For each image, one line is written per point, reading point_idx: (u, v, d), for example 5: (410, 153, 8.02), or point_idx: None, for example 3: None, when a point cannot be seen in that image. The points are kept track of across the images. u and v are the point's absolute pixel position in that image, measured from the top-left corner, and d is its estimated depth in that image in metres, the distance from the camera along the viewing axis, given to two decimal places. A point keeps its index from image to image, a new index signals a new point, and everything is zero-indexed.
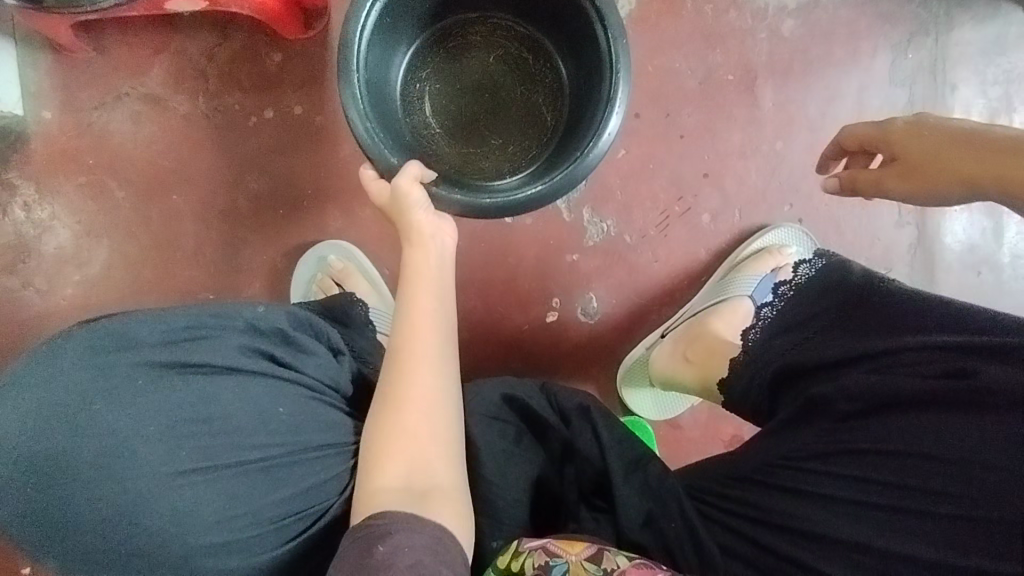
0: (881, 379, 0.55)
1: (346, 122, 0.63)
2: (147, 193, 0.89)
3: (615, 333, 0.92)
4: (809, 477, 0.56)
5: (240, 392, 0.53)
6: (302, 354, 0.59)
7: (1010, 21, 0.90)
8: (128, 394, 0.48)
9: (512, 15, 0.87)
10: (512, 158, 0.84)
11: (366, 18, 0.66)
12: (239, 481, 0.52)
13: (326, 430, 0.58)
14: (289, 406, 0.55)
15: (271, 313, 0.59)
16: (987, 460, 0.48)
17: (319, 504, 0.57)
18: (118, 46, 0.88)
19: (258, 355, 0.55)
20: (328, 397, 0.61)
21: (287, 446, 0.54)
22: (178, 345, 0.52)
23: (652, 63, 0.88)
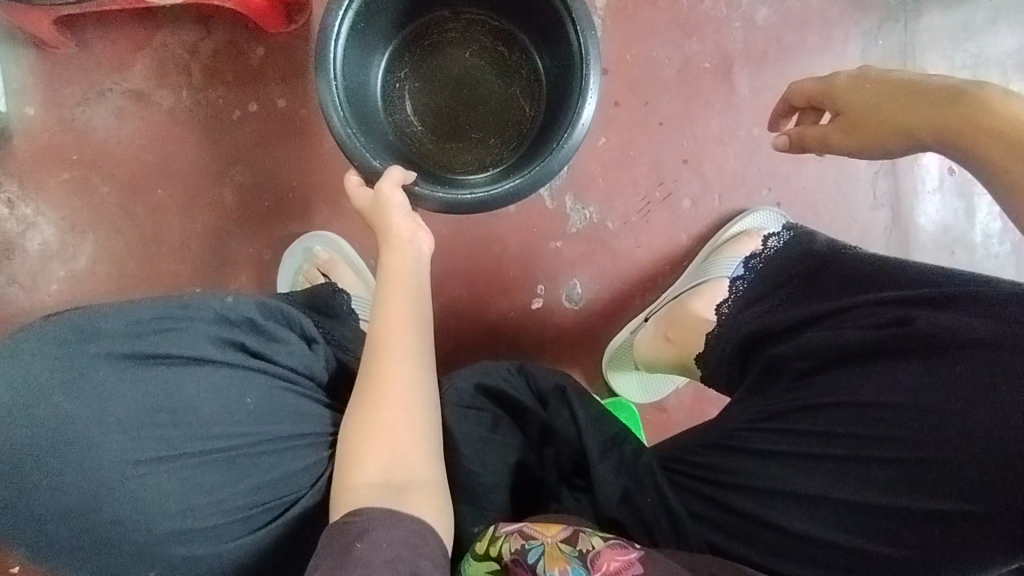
0: (831, 336, 0.56)
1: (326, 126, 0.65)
2: (131, 188, 0.89)
3: (600, 319, 0.93)
4: (769, 438, 0.57)
5: (203, 383, 0.53)
6: (275, 344, 0.59)
7: (976, 6, 0.93)
8: (89, 384, 0.49)
9: (487, 12, 0.88)
10: (494, 152, 0.87)
11: (341, 28, 0.70)
12: (206, 471, 0.52)
13: (298, 420, 0.59)
14: (256, 395, 0.56)
15: (241, 303, 0.59)
16: (931, 405, 0.49)
17: (293, 494, 0.58)
18: (100, 42, 0.88)
19: (227, 346, 0.56)
20: (301, 385, 0.61)
21: (257, 435, 0.55)
22: (144, 337, 0.52)
23: (630, 52, 0.90)
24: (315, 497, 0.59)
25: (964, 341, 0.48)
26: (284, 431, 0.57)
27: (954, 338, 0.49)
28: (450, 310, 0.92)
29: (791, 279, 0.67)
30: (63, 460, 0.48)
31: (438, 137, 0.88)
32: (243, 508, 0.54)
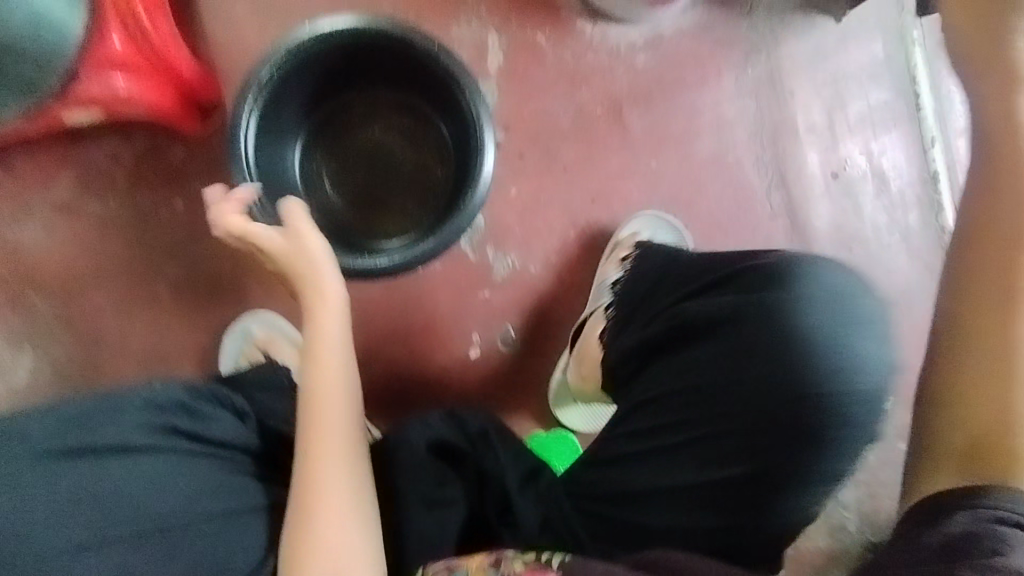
0: (664, 335, 0.71)
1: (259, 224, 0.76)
2: (68, 297, 0.92)
3: (537, 357, 0.99)
4: (634, 439, 0.68)
5: (131, 465, 0.55)
6: (207, 422, 0.62)
7: (827, 30, 1.03)
8: (20, 478, 0.51)
9: (386, 88, 0.93)
10: (413, 216, 0.94)
11: (250, 126, 0.79)
12: (142, 555, 0.52)
13: (237, 496, 0.59)
14: (186, 475, 0.57)
15: (170, 388, 0.62)
16: (743, 357, 0.65)
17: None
18: (26, 163, 0.92)
19: (158, 430, 0.58)
20: (235, 459, 0.63)
21: (198, 513, 0.55)
22: (71, 433, 0.55)
23: (527, 108, 0.97)
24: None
25: (759, 302, 0.66)
26: (219, 508, 0.57)
27: (771, 310, 0.65)
28: (393, 368, 0.97)
29: (650, 291, 0.79)
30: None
31: (358, 209, 0.95)
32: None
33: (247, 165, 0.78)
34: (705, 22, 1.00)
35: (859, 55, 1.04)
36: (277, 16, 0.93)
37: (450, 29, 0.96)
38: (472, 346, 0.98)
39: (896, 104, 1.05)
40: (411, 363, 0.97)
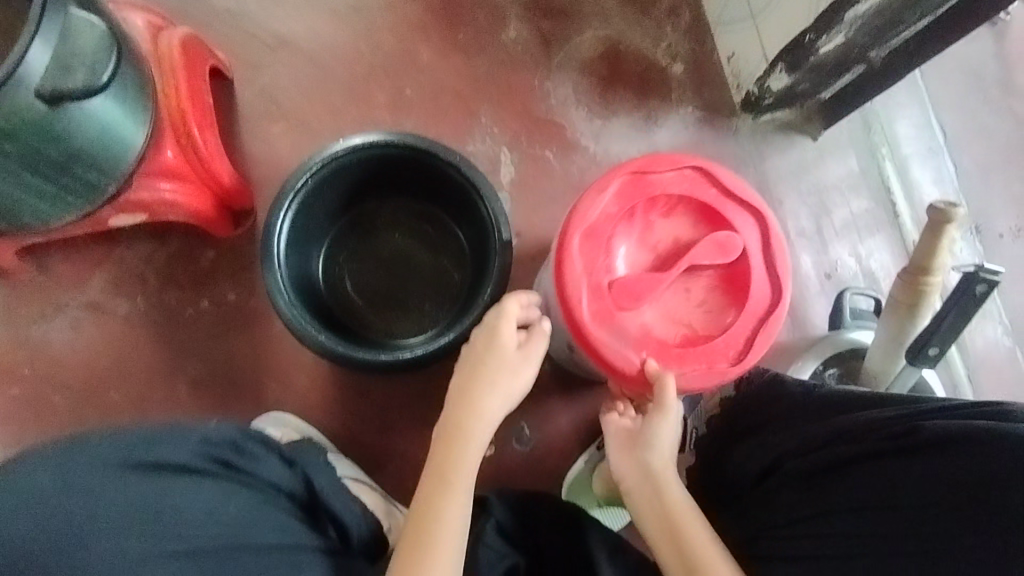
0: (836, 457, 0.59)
1: (292, 326, 0.82)
2: (85, 393, 0.93)
3: (553, 450, 0.99)
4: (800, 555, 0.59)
5: (158, 483, 0.61)
6: (256, 460, 0.69)
7: (806, 147, 1.14)
8: (77, 482, 0.58)
9: (409, 200, 1.01)
10: (431, 315, 0.99)
11: (283, 225, 0.85)
12: (209, 501, 0.62)
13: (275, 475, 0.71)
14: (236, 499, 0.64)
15: (223, 427, 0.69)
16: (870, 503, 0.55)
17: (267, 534, 0.63)
18: (61, 263, 0.96)
19: (210, 460, 0.66)
20: (277, 497, 0.69)
21: (228, 491, 0.64)
22: (221, 448, 0.67)
23: (537, 213, 1.05)
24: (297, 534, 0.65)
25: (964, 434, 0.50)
26: (257, 537, 0.62)
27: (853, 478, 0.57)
28: (407, 466, 0.96)
29: (773, 415, 0.70)
30: (103, 520, 0.57)
31: (376, 309, 0.99)
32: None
33: (278, 265, 0.84)
34: (697, 141, 1.11)
35: (837, 169, 1.14)
36: (312, 136, 1.03)
37: (467, 146, 1.06)
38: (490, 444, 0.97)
39: (876, 212, 1.14)
40: (427, 460, 0.96)
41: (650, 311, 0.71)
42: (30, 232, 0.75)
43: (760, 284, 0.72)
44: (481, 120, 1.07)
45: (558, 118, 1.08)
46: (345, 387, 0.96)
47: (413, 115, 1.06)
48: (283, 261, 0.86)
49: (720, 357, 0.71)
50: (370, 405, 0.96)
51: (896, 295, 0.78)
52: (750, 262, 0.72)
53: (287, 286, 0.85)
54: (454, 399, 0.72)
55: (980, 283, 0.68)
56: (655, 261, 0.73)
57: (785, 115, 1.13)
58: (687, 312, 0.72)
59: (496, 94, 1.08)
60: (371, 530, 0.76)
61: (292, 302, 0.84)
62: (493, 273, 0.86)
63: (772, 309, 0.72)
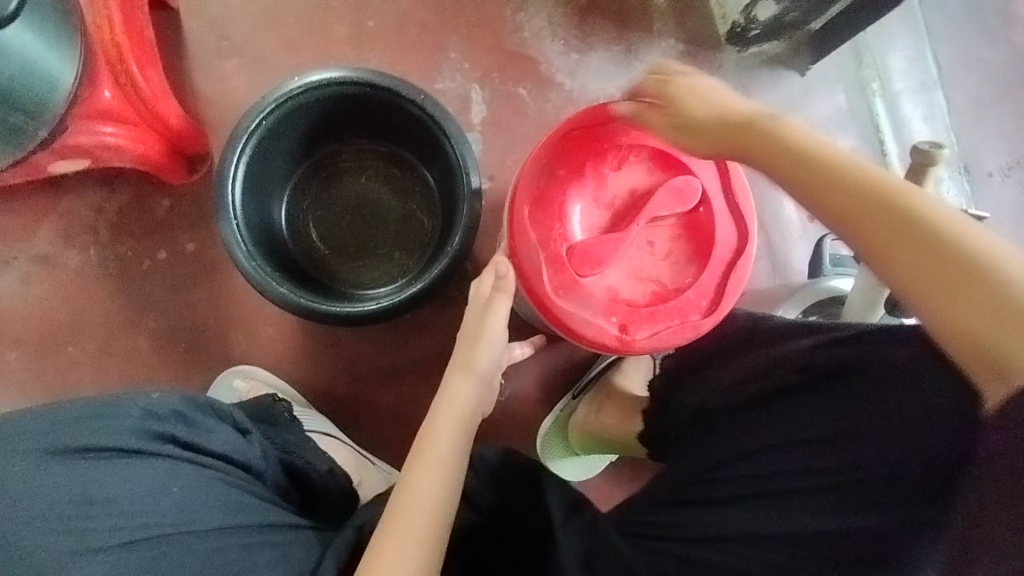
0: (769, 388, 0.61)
1: (250, 278, 0.78)
2: (41, 349, 0.90)
3: (528, 400, 0.98)
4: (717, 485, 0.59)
5: (94, 465, 0.58)
6: (207, 432, 0.67)
7: (793, 82, 1.08)
8: (1, 471, 0.56)
9: (374, 142, 0.96)
10: (400, 264, 0.96)
11: (237, 171, 0.80)
12: (146, 486, 0.59)
13: (229, 446, 0.68)
14: (183, 477, 0.61)
15: (166, 399, 0.67)
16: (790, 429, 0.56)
17: (213, 512, 0.60)
18: (6, 213, 0.91)
19: (153, 437, 0.63)
20: (233, 471, 0.67)
21: (171, 470, 0.61)
22: (163, 422, 0.64)
23: (511, 157, 1.00)
24: (250, 513, 0.63)
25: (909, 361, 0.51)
26: (204, 517, 0.59)
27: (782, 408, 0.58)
28: (380, 418, 0.94)
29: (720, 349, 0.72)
30: (32, 511, 0.55)
31: (343, 258, 0.96)
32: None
33: (232, 213, 0.79)
34: None
35: (825, 106, 1.09)
36: (267, 73, 0.96)
37: (435, 84, 0.99)
38: None
39: (863, 151, 1.09)
40: (400, 412, 0.94)
41: (615, 273, 0.70)
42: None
43: (723, 224, 0.70)
44: (450, 55, 1.00)
45: (532, 53, 1.02)
46: (312, 340, 0.94)
47: (377, 51, 0.99)
48: (239, 209, 0.81)
49: (692, 310, 0.69)
50: (340, 358, 0.94)
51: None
52: (711, 205, 0.70)
53: (244, 236, 0.81)
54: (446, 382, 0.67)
55: None
56: (611, 220, 0.71)
57: (772, 47, 1.07)
58: (652, 268, 0.70)
59: (466, 27, 1.01)
60: (340, 484, 0.80)
61: (250, 253, 0.80)
62: (461, 221, 0.82)
63: (739, 249, 0.70)
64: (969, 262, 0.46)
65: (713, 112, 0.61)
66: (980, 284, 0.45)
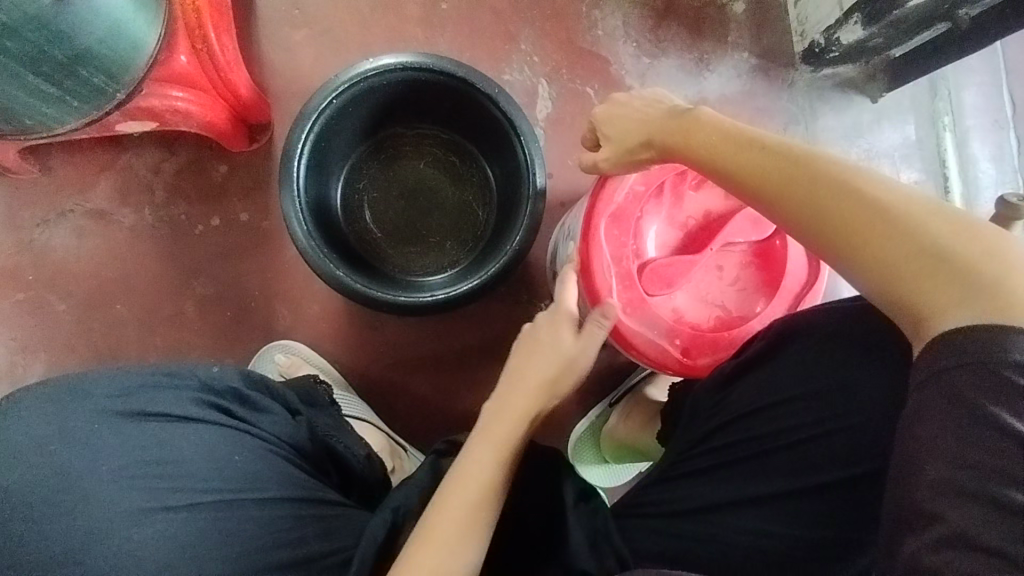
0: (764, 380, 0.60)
1: (308, 258, 0.78)
2: (89, 303, 0.90)
3: (564, 401, 0.98)
4: (705, 474, 0.61)
5: (158, 430, 0.60)
6: (261, 410, 0.68)
7: (864, 108, 1.06)
8: (72, 429, 0.57)
9: (437, 128, 0.94)
10: (451, 253, 0.95)
11: (303, 147, 0.79)
12: (206, 456, 0.60)
13: (280, 424, 0.68)
14: (241, 452, 0.62)
15: (224, 373, 0.67)
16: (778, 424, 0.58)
17: (267, 488, 0.62)
18: (65, 165, 0.90)
19: (212, 408, 0.64)
20: (283, 449, 0.67)
21: (228, 442, 0.62)
22: (220, 395, 0.65)
23: (572, 157, 0.98)
24: (301, 492, 0.64)
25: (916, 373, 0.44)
26: (260, 489, 0.61)
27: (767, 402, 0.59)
28: (417, 404, 0.95)
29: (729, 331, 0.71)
30: (99, 471, 0.56)
31: (394, 242, 0.95)
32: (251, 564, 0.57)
33: (295, 190, 0.78)
34: (747, 92, 1.03)
35: (893, 135, 1.07)
36: (335, 47, 0.94)
37: (503, 74, 0.98)
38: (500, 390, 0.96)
39: (926, 185, 1.07)
40: (438, 401, 0.95)
41: (682, 295, 0.72)
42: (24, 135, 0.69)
43: (798, 259, 0.71)
44: (521, 46, 0.98)
45: (603, 51, 1.00)
46: (357, 322, 0.94)
47: (447, 35, 0.97)
48: (301, 185, 0.80)
49: None
50: (382, 341, 0.94)
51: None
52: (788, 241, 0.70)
53: (304, 214, 0.80)
54: (512, 372, 0.64)
55: None
56: (683, 240, 0.74)
57: (846, 70, 1.04)
58: (719, 293, 0.72)
59: (539, 19, 0.99)
60: (374, 472, 0.78)
61: (307, 231, 0.79)
62: (523, 221, 0.81)
63: (809, 286, 0.71)
64: (893, 231, 0.48)
65: (641, 132, 0.64)
66: (911, 249, 0.47)
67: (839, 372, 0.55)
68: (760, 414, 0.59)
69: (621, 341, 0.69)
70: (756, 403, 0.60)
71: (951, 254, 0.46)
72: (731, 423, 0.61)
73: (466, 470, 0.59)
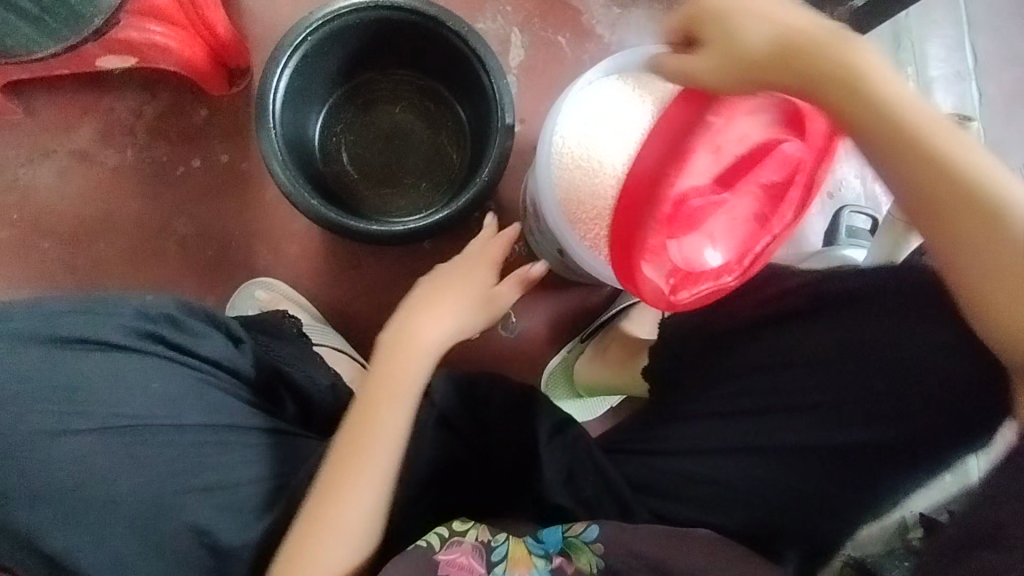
0: (771, 335, 0.67)
1: (284, 187, 0.80)
2: (73, 243, 0.93)
3: (536, 340, 1.01)
4: (698, 416, 0.67)
5: (79, 356, 0.61)
6: (197, 336, 0.70)
7: None
8: None
9: (412, 73, 0.97)
10: (426, 196, 0.98)
11: (279, 82, 0.81)
12: (126, 382, 0.62)
13: (213, 352, 0.70)
14: (169, 377, 0.64)
15: (160, 304, 0.70)
16: (779, 378, 0.64)
17: (188, 416, 0.63)
18: (49, 107, 0.93)
19: (141, 335, 0.65)
20: (218, 375, 0.69)
21: (151, 371, 0.63)
22: (149, 323, 0.66)
23: (544, 103, 1.01)
24: (225, 422, 0.66)
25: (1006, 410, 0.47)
26: (177, 416, 0.63)
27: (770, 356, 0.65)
28: None
29: None
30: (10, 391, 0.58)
31: (370, 184, 0.98)
32: (173, 484, 0.60)
33: (270, 122, 0.80)
34: None
35: None
36: None
37: (477, 23, 1.01)
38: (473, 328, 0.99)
39: None
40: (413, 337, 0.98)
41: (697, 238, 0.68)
42: (8, 59, 0.75)
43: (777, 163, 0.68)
44: None
45: (575, 1, 1.03)
46: (334, 261, 0.97)
47: None
48: (278, 120, 0.83)
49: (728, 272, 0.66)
50: (359, 280, 0.97)
51: (893, 212, 0.78)
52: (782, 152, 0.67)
53: (281, 147, 0.82)
54: (420, 311, 0.77)
55: None
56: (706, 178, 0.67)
57: None
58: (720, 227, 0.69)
59: None
60: (340, 402, 0.81)
61: (284, 162, 0.82)
62: (493, 152, 0.84)
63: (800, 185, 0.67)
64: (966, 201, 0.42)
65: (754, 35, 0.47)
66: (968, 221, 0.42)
67: (835, 337, 0.62)
68: (762, 370, 0.65)
69: (640, 291, 0.61)
70: (762, 360, 0.66)
71: (1009, 212, 0.41)
72: (731, 378, 0.67)
73: (382, 404, 0.70)
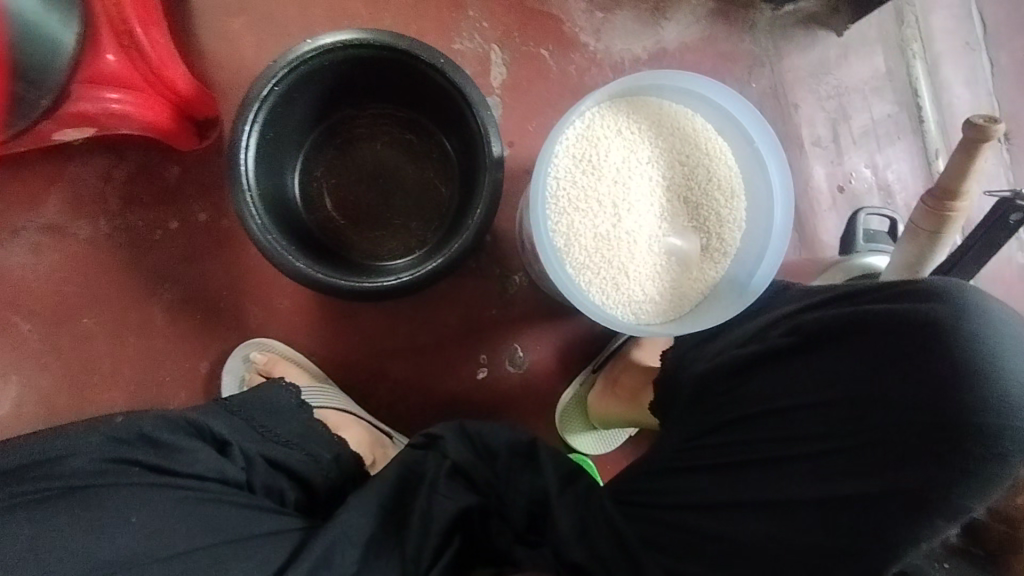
0: (759, 369, 0.65)
1: (266, 252, 0.75)
2: (55, 321, 0.89)
3: (546, 373, 0.96)
4: (700, 465, 0.67)
5: (59, 501, 0.61)
6: (180, 451, 0.69)
7: (829, 44, 1.02)
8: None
9: (391, 106, 0.92)
10: (417, 234, 0.93)
11: (249, 140, 0.75)
12: (110, 516, 0.61)
13: (200, 464, 0.69)
14: (154, 504, 0.63)
15: (135, 422, 0.69)
16: (781, 419, 0.63)
17: (173, 541, 0.61)
18: (15, 183, 0.89)
19: (121, 463, 0.66)
20: (209, 488, 0.67)
21: (131, 501, 0.63)
22: (127, 448, 0.67)
23: (531, 123, 0.95)
24: (218, 537, 0.63)
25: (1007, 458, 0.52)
26: (171, 545, 0.61)
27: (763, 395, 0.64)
28: (398, 388, 0.94)
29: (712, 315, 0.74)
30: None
31: (357, 228, 0.93)
32: None
33: (244, 184, 0.75)
34: (707, 38, 1.00)
35: (861, 68, 1.03)
36: (275, 32, 0.91)
37: (452, 44, 0.94)
38: (479, 367, 0.94)
39: (900, 117, 1.03)
40: (418, 382, 0.94)
41: None
42: None
43: None
44: (467, 14, 0.95)
45: (554, 10, 0.96)
46: (328, 313, 0.92)
47: (390, 10, 0.93)
48: (252, 180, 0.77)
49: None
50: (356, 329, 0.93)
51: (917, 219, 0.71)
52: None
53: (258, 208, 0.77)
54: None
55: (1015, 213, 0.64)
56: None
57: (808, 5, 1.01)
58: None
59: None
60: (345, 475, 0.80)
61: (264, 225, 0.77)
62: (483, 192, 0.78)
63: None
64: None
65: None
66: None
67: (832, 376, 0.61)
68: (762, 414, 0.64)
69: None
70: (760, 403, 0.64)
71: None
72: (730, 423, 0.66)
73: None
